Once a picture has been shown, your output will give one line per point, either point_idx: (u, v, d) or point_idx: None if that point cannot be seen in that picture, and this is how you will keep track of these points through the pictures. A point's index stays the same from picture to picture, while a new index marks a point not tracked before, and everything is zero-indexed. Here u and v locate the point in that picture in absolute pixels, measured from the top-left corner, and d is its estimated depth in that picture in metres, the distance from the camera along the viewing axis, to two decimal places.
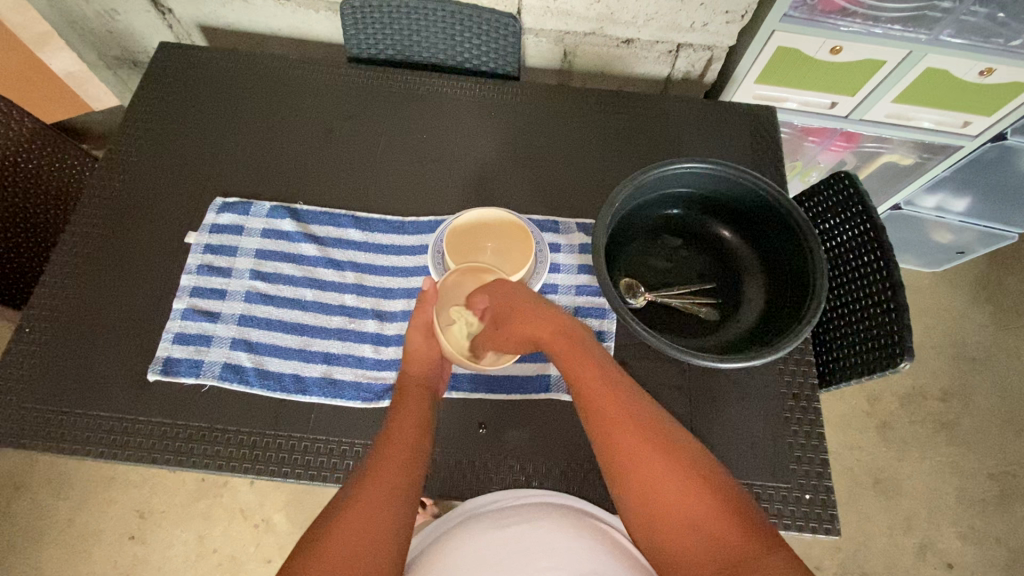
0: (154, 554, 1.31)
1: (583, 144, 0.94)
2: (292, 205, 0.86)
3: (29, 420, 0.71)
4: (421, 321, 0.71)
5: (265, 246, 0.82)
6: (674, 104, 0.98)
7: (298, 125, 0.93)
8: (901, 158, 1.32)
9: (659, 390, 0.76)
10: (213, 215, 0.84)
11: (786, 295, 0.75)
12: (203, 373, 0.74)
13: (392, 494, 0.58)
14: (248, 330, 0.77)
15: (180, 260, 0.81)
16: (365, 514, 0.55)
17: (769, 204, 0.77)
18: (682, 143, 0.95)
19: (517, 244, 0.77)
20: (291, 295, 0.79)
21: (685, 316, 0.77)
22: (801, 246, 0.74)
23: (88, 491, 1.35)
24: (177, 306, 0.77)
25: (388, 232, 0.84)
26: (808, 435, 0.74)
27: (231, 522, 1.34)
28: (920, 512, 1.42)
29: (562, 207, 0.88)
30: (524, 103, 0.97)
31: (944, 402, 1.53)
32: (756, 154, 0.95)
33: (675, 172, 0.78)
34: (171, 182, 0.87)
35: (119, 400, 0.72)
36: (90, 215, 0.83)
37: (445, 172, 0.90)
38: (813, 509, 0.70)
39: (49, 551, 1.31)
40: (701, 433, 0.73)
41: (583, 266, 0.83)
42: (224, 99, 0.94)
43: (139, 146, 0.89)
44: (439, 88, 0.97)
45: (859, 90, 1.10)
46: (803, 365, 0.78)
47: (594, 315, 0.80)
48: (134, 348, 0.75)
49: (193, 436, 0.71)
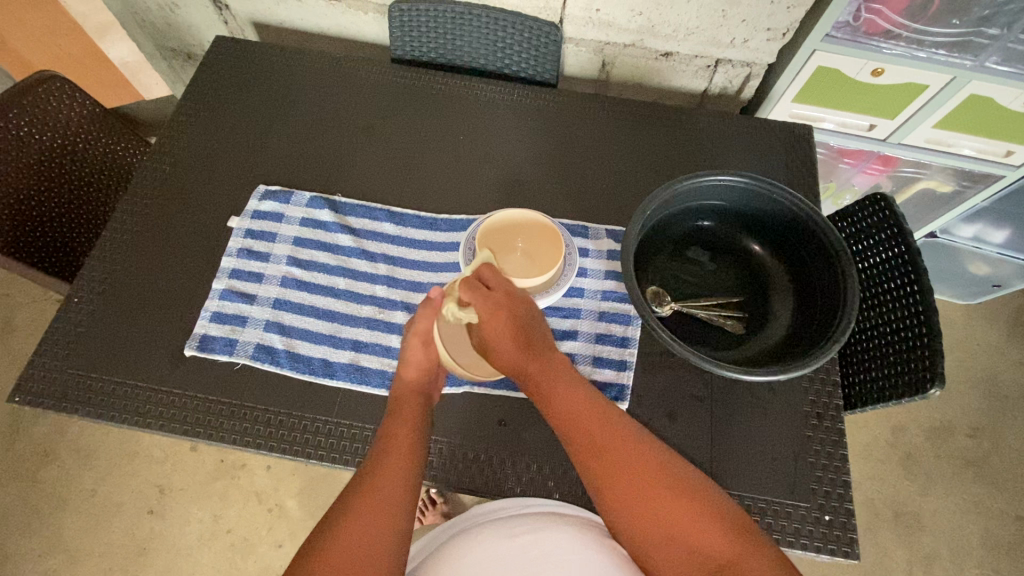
0: (170, 529, 1.34)
1: (616, 153, 0.95)
2: (331, 197, 0.89)
3: (73, 386, 0.74)
4: (422, 329, 0.70)
5: (303, 234, 0.85)
6: (710, 118, 0.99)
7: (342, 121, 0.96)
8: (939, 185, 1.30)
9: (680, 399, 0.76)
10: (256, 202, 0.87)
11: (815, 312, 0.74)
12: (237, 352, 0.76)
13: (393, 504, 0.60)
14: (282, 313, 0.79)
15: (222, 243, 0.84)
16: (365, 527, 0.57)
17: (802, 222, 0.77)
18: (716, 157, 0.95)
19: (547, 244, 0.78)
20: (324, 282, 0.82)
21: (710, 328, 0.77)
22: (834, 265, 0.74)
23: (112, 463, 1.40)
24: (216, 286, 0.80)
25: (421, 228, 0.86)
26: (830, 456, 0.73)
27: (246, 504, 1.37)
28: (941, 550, 1.37)
29: (592, 213, 0.89)
30: (560, 110, 0.99)
31: (972, 438, 1.48)
32: (790, 171, 0.95)
33: (709, 184, 0.79)
34: (218, 168, 0.91)
35: (156, 371, 0.76)
36: (140, 196, 0.87)
37: (480, 174, 0.92)
38: (832, 531, 0.69)
39: (72, 518, 1.35)
40: (719, 446, 0.73)
41: (611, 272, 0.84)
42: (272, 92, 0.98)
43: (189, 134, 0.93)
44: (478, 92, 1.00)
45: (899, 114, 1.09)
46: (828, 385, 0.77)
47: (618, 322, 0.80)
48: (174, 324, 0.78)
49: (223, 412, 0.73)
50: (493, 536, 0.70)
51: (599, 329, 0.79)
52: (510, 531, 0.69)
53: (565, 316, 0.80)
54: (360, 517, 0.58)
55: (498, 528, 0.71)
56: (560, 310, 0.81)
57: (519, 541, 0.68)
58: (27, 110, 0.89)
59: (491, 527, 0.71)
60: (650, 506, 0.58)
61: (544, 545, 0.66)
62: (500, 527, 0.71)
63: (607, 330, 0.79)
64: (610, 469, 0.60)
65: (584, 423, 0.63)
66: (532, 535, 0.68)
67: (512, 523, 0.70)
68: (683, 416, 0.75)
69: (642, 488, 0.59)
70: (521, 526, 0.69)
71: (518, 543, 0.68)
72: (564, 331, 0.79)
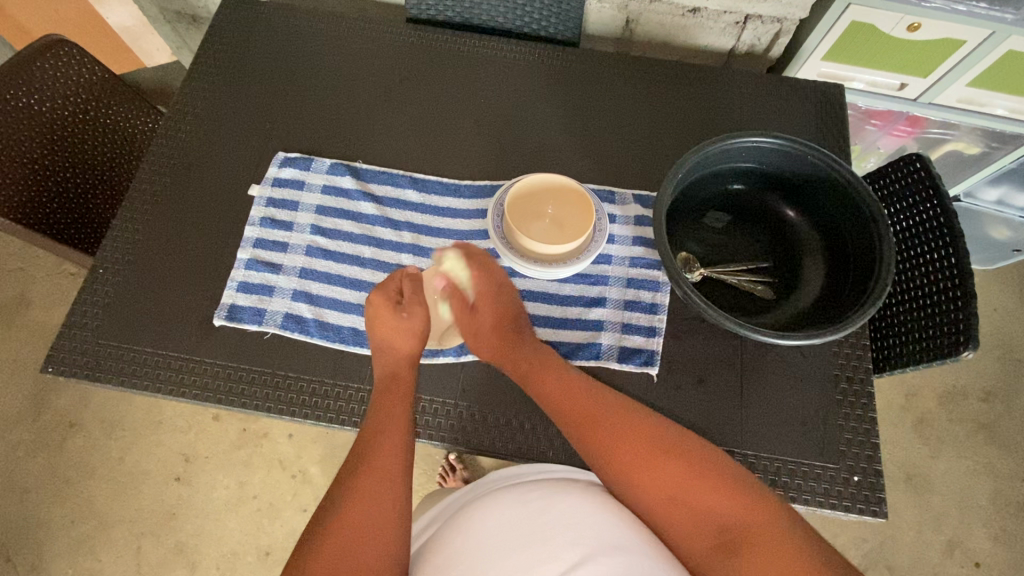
0: (198, 495, 1.38)
1: (641, 116, 0.92)
2: (352, 163, 0.87)
3: (104, 356, 0.75)
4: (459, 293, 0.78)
5: (325, 202, 0.84)
6: (737, 77, 0.96)
7: (360, 85, 0.93)
8: (967, 146, 1.27)
9: (710, 364, 0.76)
10: (276, 169, 0.85)
11: (848, 276, 0.74)
12: (266, 322, 0.76)
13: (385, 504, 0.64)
14: (309, 283, 0.79)
15: (244, 211, 0.83)
16: (364, 514, 0.63)
17: (836, 183, 0.76)
18: (744, 119, 0.92)
19: (577, 211, 0.76)
20: (350, 251, 0.81)
21: (740, 293, 0.77)
22: (869, 229, 0.73)
23: (137, 432, 1.42)
24: (240, 256, 0.80)
25: (444, 194, 0.85)
26: (859, 419, 0.73)
27: (270, 470, 1.40)
28: (950, 510, 1.40)
29: (619, 178, 0.87)
30: (584, 71, 0.96)
31: (985, 402, 1.49)
32: (821, 132, 0.92)
33: (742, 145, 0.77)
34: (235, 136, 0.88)
35: (187, 341, 0.76)
36: (158, 165, 0.86)
37: (502, 139, 0.90)
38: (861, 491, 0.69)
39: (101, 486, 1.38)
40: (748, 409, 0.74)
41: (639, 237, 0.83)
42: (286, 55, 0.95)
43: (204, 99, 0.91)
44: (498, 54, 0.97)
45: (933, 72, 1.05)
46: (858, 348, 0.76)
47: (647, 288, 0.79)
48: (201, 293, 0.78)
49: (255, 380, 0.74)
50: (501, 506, 0.69)
51: (628, 296, 0.79)
52: (521, 499, 0.69)
53: (594, 283, 0.79)
54: (360, 503, 0.63)
55: (506, 496, 0.71)
56: (588, 277, 0.80)
57: (530, 507, 0.67)
58: (35, 80, 0.86)
59: (501, 496, 0.71)
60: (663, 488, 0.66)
61: (557, 509, 0.66)
62: (509, 496, 0.70)
63: (636, 297, 0.79)
64: (611, 451, 0.68)
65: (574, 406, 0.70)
66: (543, 502, 0.68)
67: (522, 492, 0.70)
68: (713, 381, 0.75)
69: (654, 471, 0.66)
70: (532, 494, 0.69)
71: (529, 509, 0.67)
72: (592, 298, 0.79)
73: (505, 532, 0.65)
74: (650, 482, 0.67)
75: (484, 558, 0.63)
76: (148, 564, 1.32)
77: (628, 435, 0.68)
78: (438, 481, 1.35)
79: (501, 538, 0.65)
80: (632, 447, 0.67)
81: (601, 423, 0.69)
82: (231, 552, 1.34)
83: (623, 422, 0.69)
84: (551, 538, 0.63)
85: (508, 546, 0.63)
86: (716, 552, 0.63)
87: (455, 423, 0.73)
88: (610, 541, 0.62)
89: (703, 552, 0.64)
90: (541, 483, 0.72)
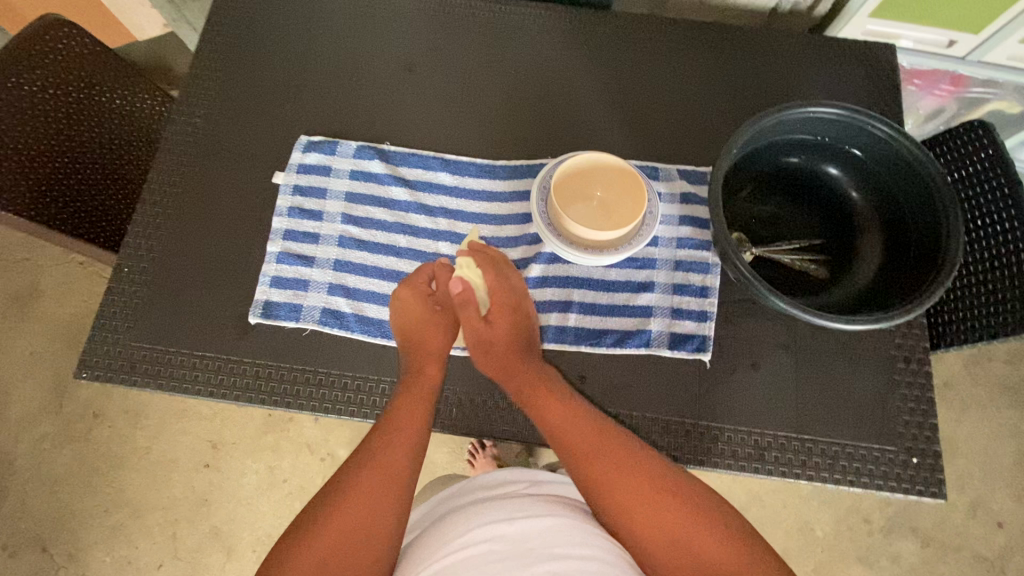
0: (228, 481, 1.38)
1: (682, 85, 0.87)
2: (379, 145, 0.82)
3: (140, 357, 0.72)
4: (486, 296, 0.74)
5: (354, 189, 0.80)
6: (782, 38, 0.90)
7: (381, 58, 0.87)
8: (1010, 106, 1.20)
9: (764, 347, 0.74)
10: (300, 154, 0.81)
11: (910, 254, 0.71)
12: (304, 318, 0.73)
13: (376, 513, 0.59)
14: (344, 276, 0.76)
15: (270, 200, 0.79)
16: (357, 512, 0.58)
17: (899, 157, 0.72)
18: (790, 86, 0.87)
19: (629, 200, 0.73)
20: (384, 240, 0.78)
21: (793, 272, 0.74)
22: (935, 204, 0.69)
23: (162, 421, 1.41)
24: (271, 249, 0.76)
25: (479, 176, 0.81)
26: (918, 399, 0.72)
27: (299, 454, 1.40)
28: (973, 472, 1.42)
29: (661, 153, 0.83)
30: (619, 35, 0.90)
31: (1010, 364, 1.49)
32: (871, 98, 0.87)
33: (799, 116, 0.72)
34: (252, 120, 0.83)
35: (223, 340, 0.73)
36: (174, 154, 0.81)
37: (536, 114, 0.85)
38: (920, 473, 0.69)
39: (131, 475, 1.38)
40: (803, 392, 0.72)
41: (685, 217, 0.79)
42: (299, 28, 0.88)
43: (217, 80, 0.85)
44: (527, 20, 0.90)
45: (985, 29, 0.99)
46: (915, 327, 0.74)
47: (696, 270, 0.77)
48: (234, 289, 0.75)
49: (298, 379, 0.72)
50: (488, 519, 0.64)
51: (677, 279, 0.76)
52: (509, 515, 0.64)
53: (641, 267, 0.76)
54: (356, 500, 0.59)
55: (497, 508, 0.65)
56: (635, 261, 0.77)
57: (518, 525, 0.62)
58: (32, 69, 0.81)
59: (491, 508, 0.66)
60: (660, 529, 0.59)
61: (546, 531, 0.61)
62: (498, 510, 0.65)
63: (686, 280, 0.76)
64: (605, 483, 0.62)
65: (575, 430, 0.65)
66: (533, 520, 0.62)
67: (514, 506, 0.65)
68: (768, 364, 0.73)
69: (650, 510, 0.60)
70: (523, 510, 0.64)
71: (517, 526, 0.62)
72: (639, 283, 0.76)
73: (487, 550, 0.60)
74: (644, 522, 0.60)
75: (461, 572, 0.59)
76: (185, 549, 1.34)
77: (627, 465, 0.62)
78: (468, 459, 1.36)
79: (481, 556, 0.59)
80: (629, 482, 0.61)
81: (597, 455, 0.63)
82: (266, 535, 1.35)
83: (623, 455, 0.63)
84: (533, 562, 0.58)
85: (486, 565, 0.58)
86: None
87: (505, 416, 0.72)
88: (594, 573, 0.57)
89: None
90: (536, 497, 0.67)
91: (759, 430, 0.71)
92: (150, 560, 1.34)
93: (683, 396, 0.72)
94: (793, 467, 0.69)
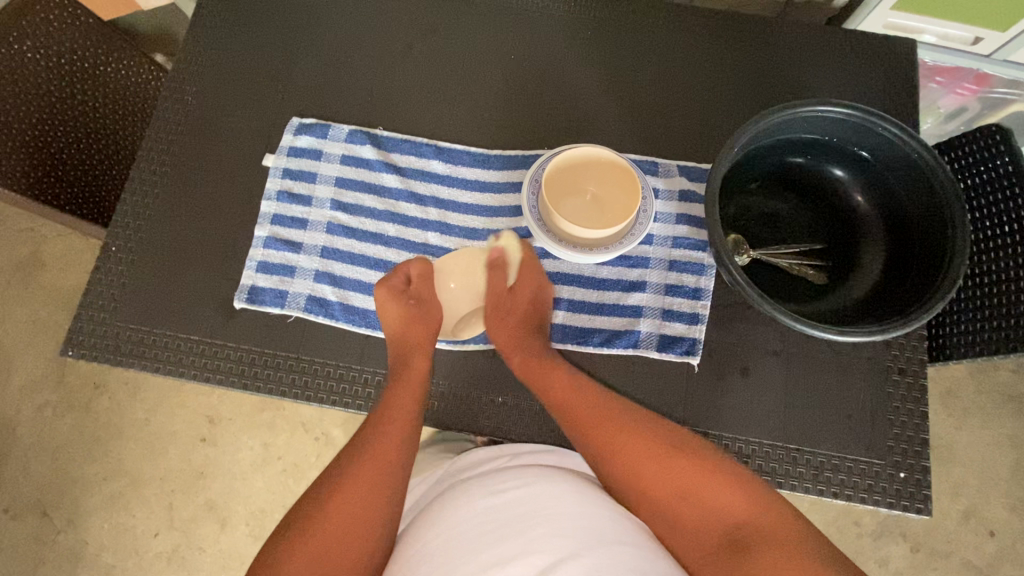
0: (224, 455, 1.41)
1: (689, 77, 0.83)
2: (372, 130, 0.81)
3: (125, 338, 0.72)
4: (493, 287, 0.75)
5: (345, 174, 0.78)
6: (797, 30, 0.86)
7: (377, 40, 0.85)
8: None
9: (755, 353, 0.72)
10: (291, 137, 0.79)
11: (913, 263, 0.68)
12: (289, 305, 0.73)
13: (372, 507, 0.60)
14: (331, 263, 0.75)
15: (260, 183, 0.78)
16: (353, 508, 0.60)
17: (909, 160, 0.69)
18: (802, 81, 0.84)
19: (622, 196, 0.71)
20: (373, 229, 0.77)
21: (790, 277, 0.72)
22: (942, 212, 0.66)
23: (161, 394, 1.43)
24: (258, 234, 0.75)
25: (472, 166, 0.79)
26: (910, 413, 0.70)
27: (294, 433, 1.41)
28: (969, 481, 1.40)
29: (662, 147, 0.80)
30: (625, 22, 0.86)
31: (1016, 374, 1.45)
32: (885, 96, 0.83)
33: (806, 115, 0.69)
34: (244, 99, 0.82)
35: (208, 323, 0.73)
36: (164, 132, 0.80)
37: (534, 102, 0.82)
38: (907, 488, 0.67)
39: (130, 445, 1.41)
40: (792, 400, 0.70)
41: (682, 215, 0.77)
42: (295, 5, 0.86)
43: (210, 57, 0.83)
44: (530, 3, 0.87)
45: (1013, 27, 0.93)
46: (914, 339, 0.72)
47: (690, 271, 0.75)
48: (220, 273, 0.74)
49: (282, 365, 0.71)
50: (478, 496, 0.64)
51: (669, 280, 0.74)
52: (498, 487, 0.64)
53: (633, 266, 0.75)
54: (352, 495, 0.60)
55: (484, 483, 0.66)
56: (627, 259, 0.75)
57: (508, 495, 0.62)
58: (26, 37, 0.79)
59: (478, 484, 0.66)
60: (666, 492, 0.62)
61: (537, 498, 0.61)
62: (486, 484, 0.65)
63: (678, 281, 0.74)
64: (608, 455, 0.64)
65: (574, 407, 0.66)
66: (522, 490, 0.63)
67: (501, 478, 0.65)
68: (758, 371, 0.71)
69: (653, 476, 0.62)
70: (511, 481, 0.64)
71: (507, 497, 0.62)
72: (631, 281, 0.74)
73: (481, 522, 0.60)
74: (652, 482, 0.62)
75: (457, 549, 0.59)
76: (180, 519, 1.37)
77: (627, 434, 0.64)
78: None
79: (474, 530, 0.60)
80: (632, 449, 0.63)
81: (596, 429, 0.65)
82: (259, 510, 1.38)
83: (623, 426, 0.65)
84: (530, 527, 0.59)
85: (484, 535, 0.59)
86: (725, 555, 0.58)
87: (488, 412, 0.71)
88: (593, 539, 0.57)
89: (708, 556, 0.59)
90: (522, 468, 0.67)
91: (744, 438, 0.69)
92: (147, 528, 1.37)
93: (669, 399, 0.70)
94: (777, 476, 0.68)
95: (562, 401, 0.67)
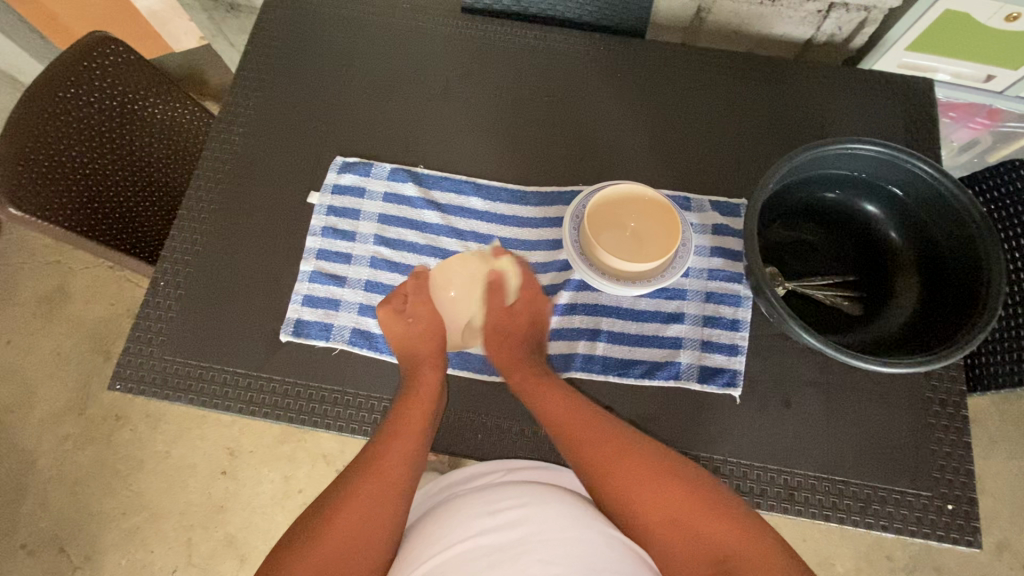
0: (244, 488, 1.39)
1: (717, 117, 0.87)
2: (413, 168, 0.83)
3: (171, 372, 0.73)
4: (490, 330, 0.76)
5: (387, 211, 0.81)
6: (818, 71, 0.89)
7: (418, 82, 0.88)
8: None
9: (796, 384, 0.73)
10: (335, 175, 0.82)
11: (949, 293, 0.69)
12: (333, 338, 0.74)
13: (372, 519, 0.62)
14: (374, 297, 0.77)
15: (304, 220, 0.80)
16: (356, 527, 0.61)
17: (938, 194, 0.71)
18: (827, 119, 0.87)
19: (661, 232, 0.73)
20: (416, 263, 0.79)
21: (826, 309, 0.74)
22: (973, 243, 0.68)
23: (183, 426, 1.43)
24: (304, 268, 0.77)
25: (511, 202, 0.82)
26: (954, 444, 0.70)
27: (314, 465, 1.40)
28: (1001, 513, 1.38)
29: (694, 183, 0.83)
30: (654, 64, 0.90)
31: None
32: (906, 133, 0.86)
33: (834, 152, 0.71)
34: (289, 140, 0.85)
35: (255, 356, 0.74)
36: (212, 171, 0.82)
37: (569, 141, 0.86)
38: (955, 521, 0.67)
39: (150, 478, 1.40)
40: (835, 430, 0.71)
41: (717, 248, 0.79)
42: (337, 52, 0.90)
43: (257, 100, 0.87)
44: (563, 48, 0.91)
45: None
46: (951, 369, 0.73)
47: (728, 303, 0.76)
48: (266, 307, 0.76)
49: (325, 399, 0.72)
50: (472, 515, 0.62)
51: (707, 311, 0.76)
52: (492, 507, 0.62)
53: (671, 297, 0.76)
54: (357, 510, 0.62)
55: (477, 501, 0.64)
56: (665, 291, 0.76)
57: (502, 516, 0.60)
58: (81, 83, 0.82)
59: (472, 502, 0.64)
60: (681, 530, 0.60)
61: (531, 521, 0.59)
62: (478, 503, 0.63)
63: (716, 312, 0.76)
64: (619, 488, 0.63)
65: (584, 429, 0.67)
66: (519, 513, 0.60)
67: (495, 497, 0.63)
68: (799, 402, 0.72)
69: (670, 510, 0.61)
70: (505, 501, 0.62)
71: (501, 519, 0.60)
72: (669, 313, 0.76)
73: (474, 545, 0.58)
74: (654, 516, 0.61)
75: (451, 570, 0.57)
76: (199, 555, 1.35)
77: (648, 468, 0.63)
78: None
79: (467, 552, 0.58)
80: (646, 484, 0.62)
81: (615, 465, 0.64)
82: None
83: (639, 461, 0.64)
84: (525, 554, 0.56)
85: (480, 558, 0.57)
86: None
87: (529, 444, 0.71)
88: (589, 559, 0.56)
89: None
90: (516, 485, 0.65)
91: (789, 470, 0.69)
92: (165, 565, 1.34)
93: (712, 433, 0.71)
94: (823, 510, 0.68)
95: (575, 428, 0.66)
